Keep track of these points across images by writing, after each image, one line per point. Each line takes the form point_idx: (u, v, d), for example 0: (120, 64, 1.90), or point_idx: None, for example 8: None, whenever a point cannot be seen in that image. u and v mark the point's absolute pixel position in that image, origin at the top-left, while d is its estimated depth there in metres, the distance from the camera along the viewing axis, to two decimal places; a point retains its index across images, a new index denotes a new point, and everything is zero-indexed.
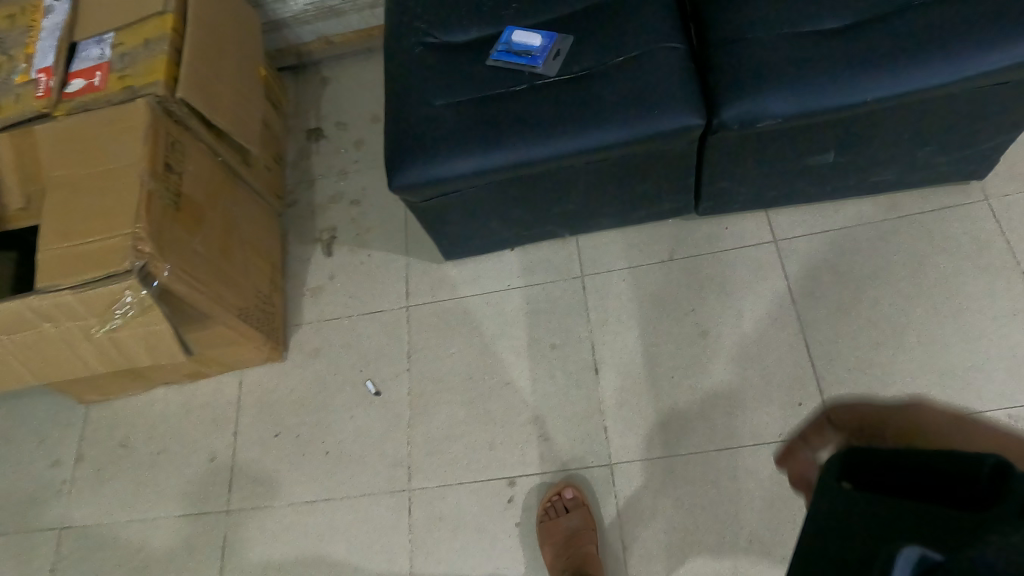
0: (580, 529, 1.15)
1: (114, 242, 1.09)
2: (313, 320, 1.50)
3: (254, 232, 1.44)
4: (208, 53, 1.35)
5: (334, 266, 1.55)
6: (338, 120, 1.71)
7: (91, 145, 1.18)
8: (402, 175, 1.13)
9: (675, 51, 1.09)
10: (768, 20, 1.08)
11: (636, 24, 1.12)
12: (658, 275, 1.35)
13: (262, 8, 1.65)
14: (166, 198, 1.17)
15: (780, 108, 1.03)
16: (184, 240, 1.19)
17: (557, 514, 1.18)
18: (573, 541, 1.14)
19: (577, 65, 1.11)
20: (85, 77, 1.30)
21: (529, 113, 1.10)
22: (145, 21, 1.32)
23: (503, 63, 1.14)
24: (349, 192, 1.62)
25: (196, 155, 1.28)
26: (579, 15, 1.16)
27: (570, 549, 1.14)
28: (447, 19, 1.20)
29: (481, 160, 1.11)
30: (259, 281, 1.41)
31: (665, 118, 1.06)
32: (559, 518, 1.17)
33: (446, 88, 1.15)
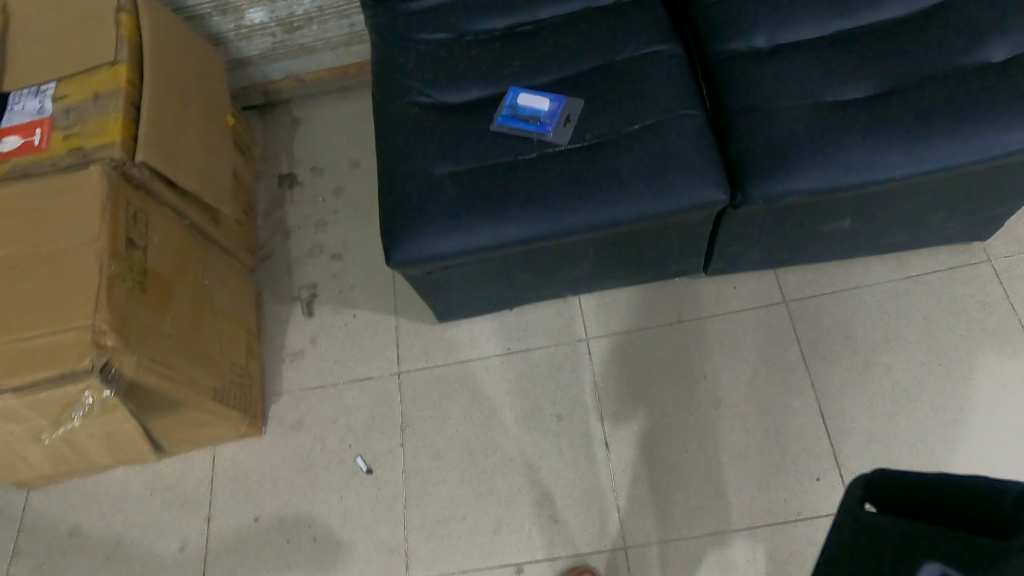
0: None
1: (68, 336, 0.94)
2: (294, 389, 1.37)
3: (227, 298, 1.30)
4: (169, 106, 1.22)
5: (315, 328, 1.42)
6: (314, 165, 1.61)
7: (37, 220, 1.03)
8: (402, 251, 1.03)
9: (692, 119, 1.02)
10: (790, 87, 1.02)
11: (650, 88, 1.04)
12: (665, 338, 1.30)
13: (225, 47, 1.55)
14: (130, 279, 1.02)
15: (807, 185, 0.98)
16: (152, 325, 1.05)
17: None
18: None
19: (590, 133, 1.03)
20: (22, 133, 1.15)
21: (541, 184, 1.02)
22: (94, 71, 1.18)
23: (509, 129, 1.05)
24: (329, 245, 1.51)
25: (160, 222, 1.15)
26: (587, 76, 1.07)
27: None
28: (443, 78, 1.11)
29: (489, 235, 1.02)
30: (234, 353, 1.28)
31: (688, 192, 0.99)
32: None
33: (446, 155, 1.06)
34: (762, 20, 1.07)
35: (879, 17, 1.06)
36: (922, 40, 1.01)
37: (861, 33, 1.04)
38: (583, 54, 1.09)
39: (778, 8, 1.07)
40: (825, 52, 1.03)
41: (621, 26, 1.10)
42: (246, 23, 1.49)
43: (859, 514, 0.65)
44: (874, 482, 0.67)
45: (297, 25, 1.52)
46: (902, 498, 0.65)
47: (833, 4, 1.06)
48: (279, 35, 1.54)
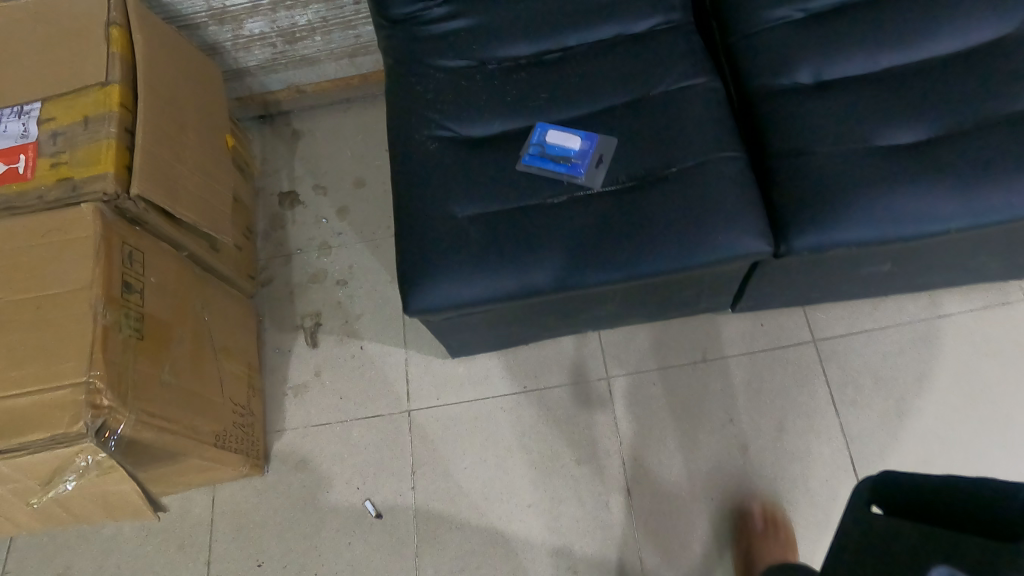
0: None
1: (60, 396, 0.86)
2: (298, 426, 1.30)
3: (227, 333, 1.22)
4: (165, 130, 1.14)
5: (320, 360, 1.35)
6: (316, 182, 1.53)
7: (26, 262, 0.95)
8: (420, 297, 0.96)
9: (733, 160, 0.96)
10: (837, 127, 0.96)
11: (687, 127, 0.98)
12: (690, 380, 1.26)
13: (221, 57, 1.47)
14: (127, 327, 0.95)
15: (855, 236, 0.92)
16: (150, 376, 0.97)
17: (757, 538, 1.09)
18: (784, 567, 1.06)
19: (623, 174, 0.97)
20: (5, 159, 1.08)
21: (572, 229, 0.95)
22: (82, 92, 1.11)
23: (536, 168, 0.98)
24: (334, 269, 1.43)
25: (158, 259, 1.07)
26: (619, 111, 1.01)
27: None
28: (464, 108, 1.03)
29: (514, 282, 0.95)
30: (235, 392, 1.20)
31: (729, 241, 0.93)
32: (764, 540, 1.08)
33: (468, 194, 0.99)
34: (807, 53, 1.00)
35: (934, 50, 0.98)
36: (982, 78, 0.94)
37: (913, 69, 0.98)
38: (614, 87, 1.02)
39: (823, 40, 1.00)
40: (875, 91, 0.97)
41: (654, 58, 1.03)
42: (244, 33, 1.42)
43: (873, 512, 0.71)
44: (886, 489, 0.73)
45: (300, 36, 1.45)
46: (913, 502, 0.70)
47: (884, 37, 0.99)
48: (280, 45, 1.47)
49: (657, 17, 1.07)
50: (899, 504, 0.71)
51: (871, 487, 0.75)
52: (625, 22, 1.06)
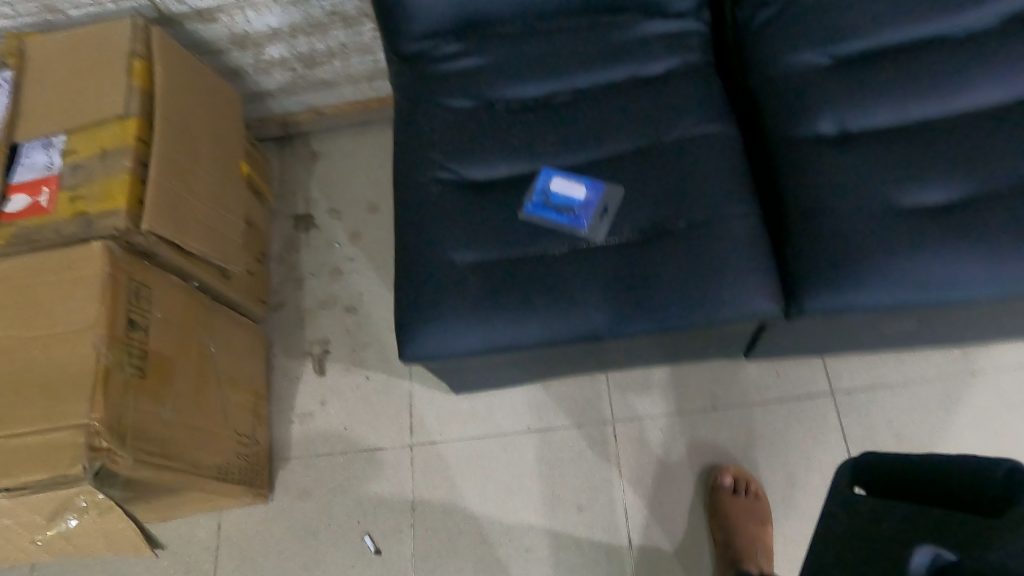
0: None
1: (62, 437, 0.88)
2: (302, 454, 1.31)
3: (234, 362, 1.24)
4: (178, 163, 1.15)
5: (326, 389, 1.35)
6: (331, 206, 1.53)
7: (38, 299, 0.97)
8: (416, 344, 0.94)
9: (744, 217, 0.92)
10: (859, 183, 0.90)
11: (698, 179, 0.94)
12: (699, 429, 1.23)
13: (242, 80, 1.48)
14: (130, 365, 0.96)
15: (873, 302, 0.87)
16: (151, 414, 0.98)
17: (724, 499, 1.14)
18: (746, 525, 1.11)
19: (627, 227, 0.94)
20: (29, 192, 1.11)
21: (571, 282, 0.92)
22: (101, 125, 1.13)
23: (538, 217, 0.96)
24: (344, 296, 1.43)
25: (165, 293, 1.08)
26: (629, 158, 0.97)
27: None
28: (469, 151, 1.01)
29: (511, 336, 0.92)
30: (239, 421, 1.21)
31: (737, 302, 0.89)
32: (730, 502, 1.13)
33: (469, 241, 0.97)
34: (831, 101, 0.95)
35: (972, 102, 0.92)
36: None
37: (948, 122, 0.91)
38: (625, 132, 0.98)
39: (849, 88, 0.95)
40: (903, 145, 0.91)
41: (669, 102, 0.99)
42: (264, 57, 1.42)
43: (852, 497, 0.64)
44: (863, 466, 0.66)
45: (318, 61, 1.45)
46: (891, 480, 0.64)
47: (916, 86, 0.93)
48: (299, 70, 1.47)
49: (674, 59, 1.02)
50: (875, 484, 0.65)
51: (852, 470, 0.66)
52: (640, 63, 1.02)
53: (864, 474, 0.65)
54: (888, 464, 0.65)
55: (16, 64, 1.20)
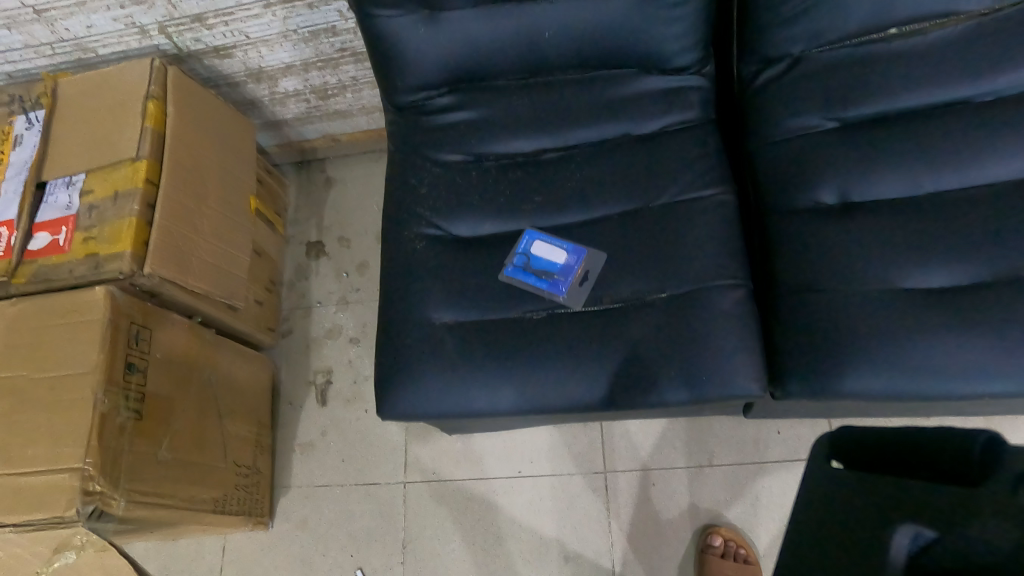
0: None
1: (59, 479, 0.93)
2: (302, 484, 1.35)
3: (236, 393, 1.29)
4: (185, 205, 1.20)
5: (327, 419, 1.40)
6: (342, 235, 1.57)
7: (47, 340, 1.03)
8: (391, 405, 0.93)
9: (733, 290, 0.88)
10: (857, 260, 0.85)
11: (685, 249, 0.91)
12: (694, 485, 1.21)
13: (259, 110, 1.51)
14: (126, 408, 1.01)
15: (865, 392, 0.81)
16: (146, 455, 1.04)
17: (712, 561, 1.11)
18: None
19: (608, 295, 0.91)
20: (50, 230, 1.16)
21: (546, 351, 0.90)
22: (115, 166, 1.17)
23: (517, 280, 0.94)
24: (349, 327, 1.47)
25: (165, 333, 1.13)
26: (615, 223, 0.94)
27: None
28: (454, 208, 1.00)
29: (482, 403, 0.90)
30: (240, 453, 1.27)
31: (720, 383, 0.84)
32: (719, 564, 1.10)
33: (449, 301, 0.95)
34: (832, 171, 0.89)
35: (989, 177, 0.84)
36: None
37: (960, 197, 0.85)
38: (613, 194, 0.96)
39: (855, 155, 0.89)
40: (907, 221, 0.85)
41: (662, 165, 0.96)
42: (279, 90, 1.44)
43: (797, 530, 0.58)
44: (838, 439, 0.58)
45: (332, 93, 1.46)
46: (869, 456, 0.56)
47: (927, 156, 0.86)
48: (313, 101, 1.48)
49: (669, 117, 0.99)
50: (852, 458, 0.57)
51: (831, 445, 0.59)
52: (633, 121, 0.99)
53: (844, 445, 0.58)
54: (866, 434, 0.58)
55: (47, 104, 1.24)
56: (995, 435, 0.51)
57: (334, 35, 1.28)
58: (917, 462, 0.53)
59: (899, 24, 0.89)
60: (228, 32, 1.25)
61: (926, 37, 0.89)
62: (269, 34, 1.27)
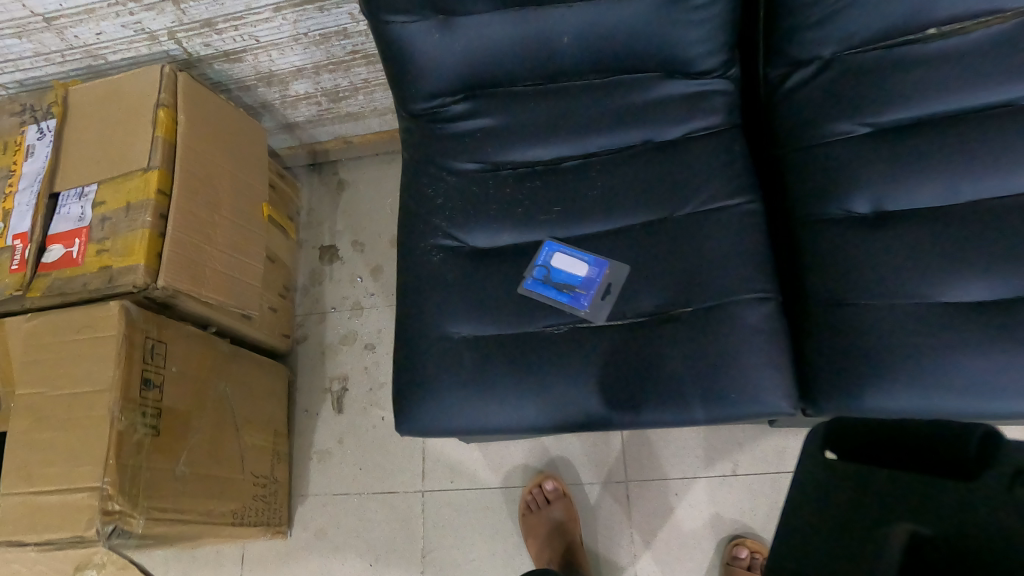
0: (561, 521, 1.18)
1: (79, 499, 0.93)
2: (319, 492, 1.35)
3: (252, 403, 1.28)
4: (197, 215, 1.18)
5: (343, 427, 1.38)
6: (356, 239, 1.55)
7: (63, 357, 1.02)
8: (408, 421, 0.91)
9: (762, 304, 0.85)
10: (891, 273, 0.82)
11: (712, 261, 0.88)
12: (717, 495, 1.18)
13: (271, 113, 1.48)
14: (143, 424, 1.01)
15: (902, 411, 0.78)
16: (163, 471, 1.03)
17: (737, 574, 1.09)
18: None
19: (632, 309, 0.88)
20: (64, 243, 1.15)
21: (570, 367, 0.87)
22: (127, 177, 1.15)
23: (537, 294, 0.92)
24: (364, 333, 1.45)
25: (180, 346, 1.12)
26: (639, 233, 0.91)
27: (553, 540, 1.17)
28: (472, 218, 0.97)
29: (503, 421, 0.88)
30: (257, 463, 1.26)
31: (749, 401, 0.82)
32: None
33: (468, 316, 0.93)
34: (866, 179, 0.86)
35: None
36: None
37: (1003, 206, 0.81)
38: (636, 204, 0.93)
39: (889, 163, 0.86)
40: (945, 231, 0.81)
41: (686, 174, 0.93)
42: (291, 93, 1.41)
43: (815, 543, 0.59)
44: (833, 431, 0.63)
45: (344, 95, 1.43)
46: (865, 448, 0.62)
47: (967, 164, 0.82)
48: (325, 103, 1.45)
49: (693, 123, 0.96)
50: (849, 450, 0.62)
51: (825, 434, 0.63)
52: (656, 127, 0.96)
53: (841, 437, 0.63)
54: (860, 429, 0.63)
55: (58, 113, 1.22)
56: (991, 428, 0.58)
57: (346, 38, 1.25)
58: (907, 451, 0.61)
59: (939, 24, 0.85)
60: (239, 36, 1.23)
61: (967, 37, 0.84)
62: (280, 38, 1.24)
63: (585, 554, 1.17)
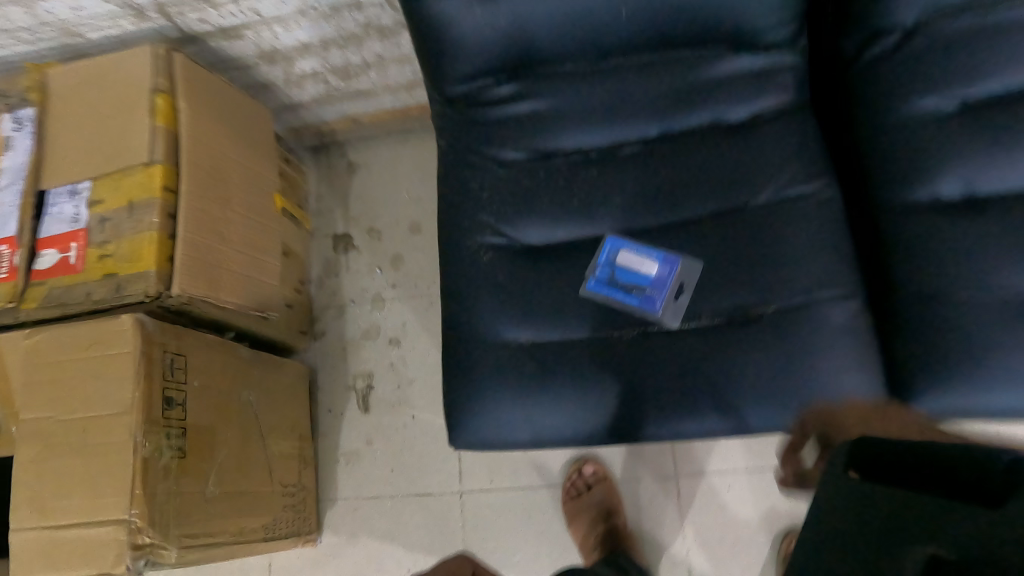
0: (604, 503, 1.15)
1: (103, 534, 0.84)
2: (349, 496, 1.28)
3: (275, 409, 1.19)
4: (209, 211, 1.08)
5: (371, 427, 1.32)
6: (371, 226, 1.46)
7: (68, 377, 0.92)
8: (464, 433, 0.84)
9: (848, 298, 0.80)
10: (989, 263, 0.76)
11: (793, 253, 0.81)
12: (772, 487, 1.15)
13: (273, 93, 1.36)
14: (167, 446, 0.92)
15: (1004, 410, 0.74)
16: (191, 494, 0.95)
17: None
18: None
19: (707, 308, 0.82)
20: (59, 246, 1.04)
21: (643, 371, 0.81)
22: (125, 172, 1.03)
23: (603, 296, 0.85)
24: (387, 326, 1.37)
25: (200, 357, 1.03)
26: (710, 224, 0.84)
27: (597, 522, 1.14)
28: (524, 211, 0.90)
29: (571, 430, 0.82)
30: (285, 471, 1.19)
31: (840, 404, 0.77)
32: None
33: (526, 319, 0.85)
34: (956, 161, 0.80)
35: None
36: None
37: None
38: (705, 192, 0.86)
39: (982, 143, 0.80)
40: None
41: (757, 157, 0.86)
42: (296, 71, 1.29)
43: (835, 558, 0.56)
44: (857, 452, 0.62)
45: (354, 72, 1.32)
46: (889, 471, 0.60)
47: None
48: (334, 82, 1.34)
49: (761, 102, 0.89)
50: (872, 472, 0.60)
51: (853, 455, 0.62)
52: (722, 107, 0.89)
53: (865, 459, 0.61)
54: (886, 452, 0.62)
55: (37, 99, 1.09)
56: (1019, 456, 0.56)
57: (359, 10, 1.13)
58: (930, 462, 0.60)
59: None
60: (239, 10, 1.10)
61: None
62: (286, 12, 1.12)
63: (630, 536, 1.14)
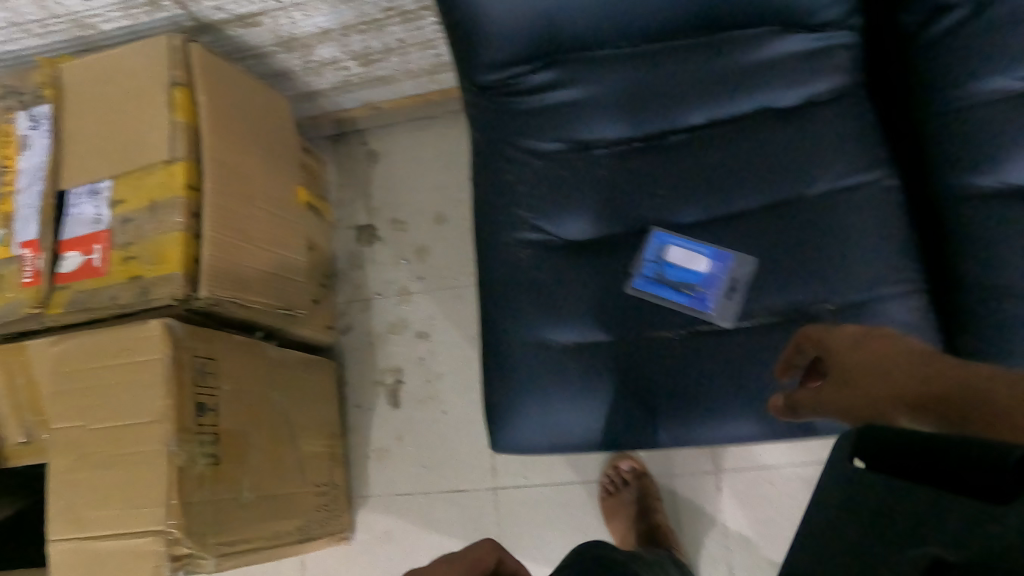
0: (640, 499, 1.13)
1: (141, 544, 0.83)
2: (381, 493, 1.27)
3: (305, 407, 1.17)
4: (234, 209, 1.05)
5: (400, 423, 1.29)
6: (395, 217, 1.42)
7: (98, 384, 0.89)
8: (504, 437, 0.81)
9: (911, 293, 0.75)
10: None
11: (851, 246, 0.77)
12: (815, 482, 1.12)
13: (290, 82, 1.31)
14: (201, 453, 0.90)
15: None
16: (227, 500, 0.94)
17: None
18: None
19: (760, 306, 0.78)
20: (82, 249, 1.01)
21: (693, 372, 0.77)
22: (146, 171, 1.00)
23: (649, 293, 0.81)
24: (414, 320, 1.35)
25: (231, 360, 1.01)
26: (761, 216, 0.80)
27: (637, 518, 1.11)
28: (563, 205, 0.86)
29: (617, 435, 0.79)
30: (317, 470, 1.17)
31: None
32: None
33: (567, 319, 0.82)
34: None
35: None
36: None
37: None
38: (756, 181, 0.81)
39: None
40: None
41: (811, 143, 0.81)
42: (315, 59, 1.25)
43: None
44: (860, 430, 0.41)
45: (374, 58, 1.27)
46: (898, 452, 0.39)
47: None
48: (354, 69, 1.29)
49: (815, 84, 0.83)
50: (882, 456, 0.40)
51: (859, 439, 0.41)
52: (772, 91, 0.84)
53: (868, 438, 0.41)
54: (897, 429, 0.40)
55: (52, 95, 1.05)
56: None
57: None
58: None
59: None
60: None
61: None
62: None
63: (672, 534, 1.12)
